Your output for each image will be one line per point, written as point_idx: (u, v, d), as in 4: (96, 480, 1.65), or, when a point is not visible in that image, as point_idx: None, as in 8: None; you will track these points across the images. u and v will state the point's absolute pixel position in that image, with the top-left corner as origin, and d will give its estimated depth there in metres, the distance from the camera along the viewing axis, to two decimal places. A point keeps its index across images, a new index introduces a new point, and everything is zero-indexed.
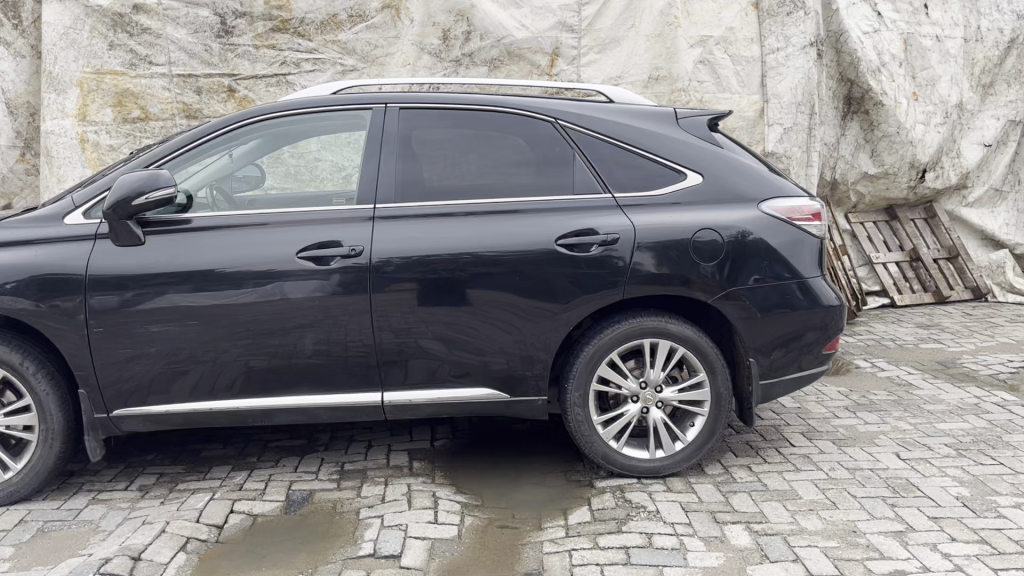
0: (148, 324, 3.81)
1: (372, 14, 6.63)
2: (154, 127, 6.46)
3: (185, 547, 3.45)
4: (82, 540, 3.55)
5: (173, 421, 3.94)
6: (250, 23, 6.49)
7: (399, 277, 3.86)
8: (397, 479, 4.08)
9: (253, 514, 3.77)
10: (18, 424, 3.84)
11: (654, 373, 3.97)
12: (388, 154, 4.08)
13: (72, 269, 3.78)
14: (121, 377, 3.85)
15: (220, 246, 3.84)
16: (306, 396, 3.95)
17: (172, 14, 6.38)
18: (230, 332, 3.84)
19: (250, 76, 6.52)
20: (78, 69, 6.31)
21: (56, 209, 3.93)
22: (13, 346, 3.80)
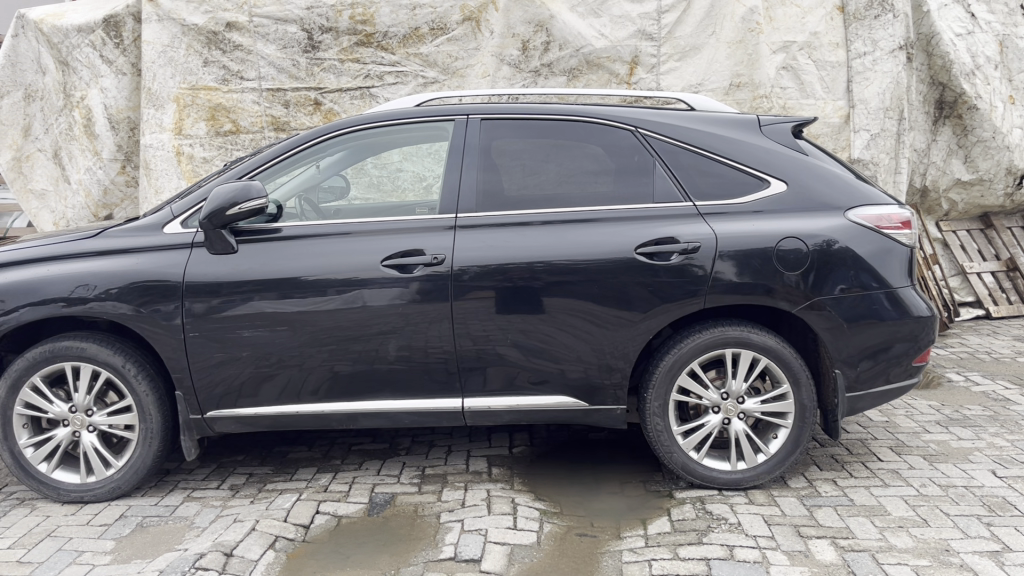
0: (240, 329, 3.96)
1: (453, 27, 6.72)
2: (245, 139, 6.70)
3: (274, 545, 3.58)
4: (177, 536, 3.71)
5: (261, 423, 4.09)
6: (335, 37, 6.66)
7: (478, 285, 3.92)
8: (476, 485, 4.13)
9: (338, 515, 3.87)
10: (120, 423, 4.02)
11: (736, 384, 3.92)
12: (470, 164, 4.14)
13: (170, 276, 3.97)
14: (214, 380, 4.01)
15: (307, 254, 3.97)
16: (388, 400, 4.04)
17: (262, 30, 6.61)
18: (316, 338, 3.97)
19: (336, 89, 6.69)
20: (175, 86, 6.60)
21: (156, 219, 4.12)
22: (117, 348, 4.00)
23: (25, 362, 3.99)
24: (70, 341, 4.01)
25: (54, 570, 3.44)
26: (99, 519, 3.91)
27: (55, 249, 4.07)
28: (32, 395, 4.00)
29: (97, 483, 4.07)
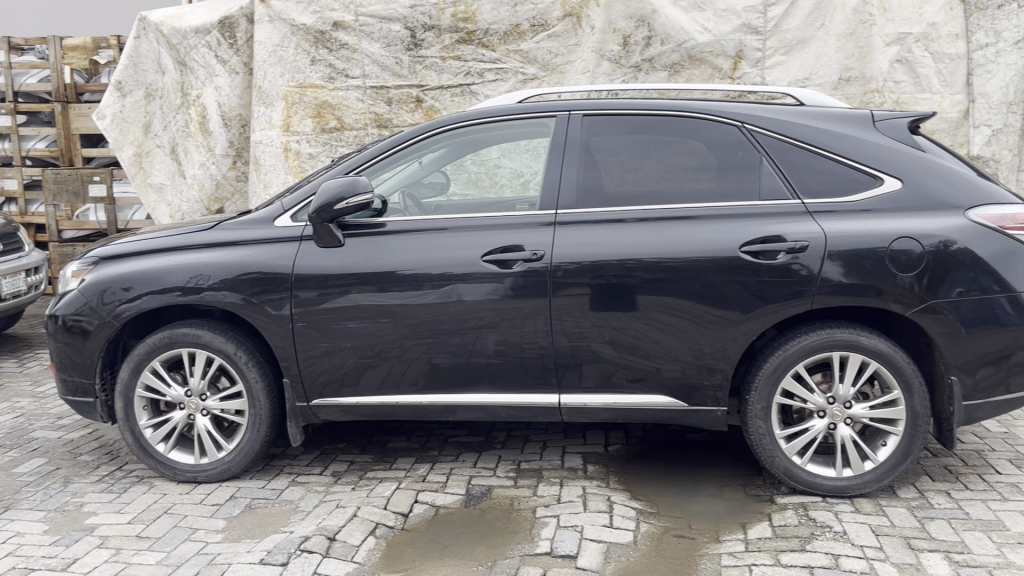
0: (345, 320, 4.08)
1: (553, 23, 6.67)
2: (349, 136, 6.84)
3: (375, 532, 3.68)
4: (283, 519, 3.85)
5: (363, 412, 4.19)
6: (437, 35, 6.73)
7: (577, 282, 3.92)
8: (572, 481, 4.13)
9: (436, 505, 3.94)
10: (231, 408, 4.19)
11: (843, 388, 3.80)
12: (571, 161, 4.14)
13: (280, 268, 4.11)
14: (319, 370, 4.14)
15: (410, 249, 4.05)
16: (486, 394, 4.08)
17: (367, 29, 6.74)
18: (416, 331, 4.04)
19: (437, 86, 6.76)
20: (284, 84, 6.82)
21: (267, 213, 4.27)
22: (229, 336, 4.18)
23: (146, 347, 4.21)
24: (187, 328, 4.21)
25: (170, 546, 3.63)
26: (211, 499, 4.09)
27: (174, 241, 4.28)
28: (152, 378, 4.22)
29: (209, 465, 4.25)
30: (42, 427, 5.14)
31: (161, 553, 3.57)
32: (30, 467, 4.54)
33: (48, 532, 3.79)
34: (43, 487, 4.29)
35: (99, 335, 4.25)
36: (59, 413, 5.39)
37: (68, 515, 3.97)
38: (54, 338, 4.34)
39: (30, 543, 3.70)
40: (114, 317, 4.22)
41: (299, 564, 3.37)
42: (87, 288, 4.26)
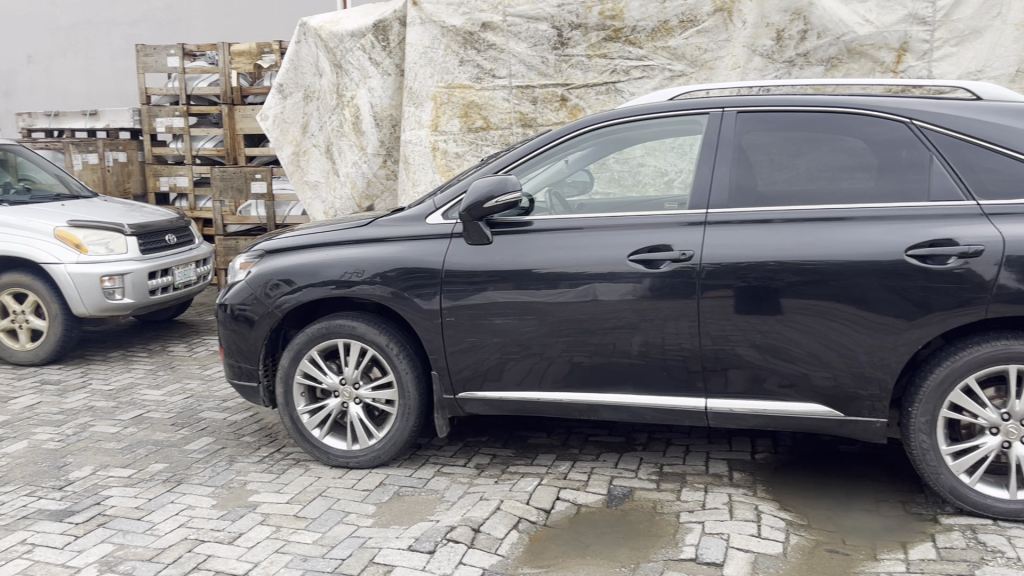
0: (492, 317, 4.15)
1: (703, 18, 6.48)
2: (494, 136, 6.89)
3: (518, 526, 3.73)
4: (430, 507, 3.97)
5: (508, 407, 4.25)
6: (584, 33, 6.66)
7: (727, 283, 3.83)
8: (717, 487, 4.03)
9: (578, 503, 3.94)
10: (382, 398, 4.35)
11: (1019, 405, 3.53)
12: (723, 160, 4.04)
13: (431, 263, 4.23)
14: (465, 364, 4.23)
15: (557, 247, 4.08)
16: (630, 394, 4.04)
17: (515, 29, 6.76)
18: (561, 328, 4.06)
19: (582, 84, 6.69)
20: (433, 85, 6.95)
21: (420, 210, 4.40)
22: (381, 328, 4.34)
23: (305, 337, 4.44)
24: (343, 320, 4.40)
25: (326, 527, 3.81)
26: (362, 484, 4.26)
27: (332, 236, 4.48)
28: (310, 366, 4.44)
29: (361, 451, 4.43)
30: (209, 408, 5.52)
31: (316, 533, 3.76)
32: (199, 445, 4.88)
33: (216, 507, 4.06)
34: (211, 464, 4.59)
35: (263, 324, 4.51)
36: (223, 395, 5.76)
37: (233, 492, 4.24)
38: (223, 326, 4.64)
39: (200, 516, 3.97)
40: (277, 307, 4.47)
41: (445, 553, 3.48)
42: (253, 279, 4.53)
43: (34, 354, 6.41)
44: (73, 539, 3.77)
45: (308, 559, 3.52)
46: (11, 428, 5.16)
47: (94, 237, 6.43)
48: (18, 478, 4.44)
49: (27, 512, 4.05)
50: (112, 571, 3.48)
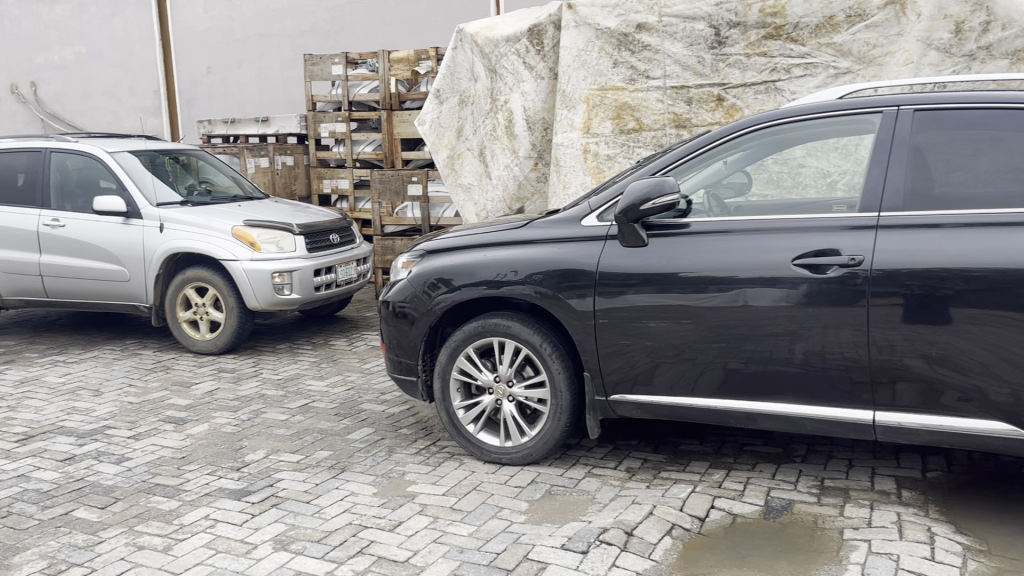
0: (646, 320, 4.12)
1: (873, 12, 6.21)
2: (647, 137, 6.72)
3: (671, 532, 3.69)
4: (582, 507, 3.99)
5: (660, 411, 4.20)
6: (743, 32, 6.48)
7: (898, 290, 3.64)
8: (884, 505, 3.83)
9: (733, 513, 3.85)
10: (535, 397, 4.41)
11: None
12: (898, 160, 3.83)
13: (586, 265, 4.25)
14: (618, 366, 4.22)
15: (716, 250, 4.00)
16: (791, 404, 3.91)
17: (671, 30, 6.64)
18: (717, 333, 3.99)
19: (740, 84, 6.48)
20: (586, 87, 6.88)
21: (576, 212, 4.42)
22: (536, 328, 4.39)
23: (462, 335, 4.56)
24: (498, 319, 4.49)
25: (481, 520, 3.91)
26: (515, 481, 4.33)
27: (490, 237, 4.57)
28: (466, 363, 4.56)
29: (513, 448, 4.51)
30: (369, 400, 5.77)
31: (472, 526, 3.86)
32: (360, 435, 5.11)
33: (377, 494, 4.25)
34: (372, 454, 4.81)
35: (422, 322, 4.68)
36: (381, 389, 6.01)
37: (393, 481, 4.42)
38: (385, 322, 4.84)
39: (363, 502, 4.17)
40: (436, 306, 4.62)
41: (598, 554, 3.49)
42: (415, 278, 4.70)
43: (213, 344, 6.92)
44: (250, 517, 4.04)
45: (464, 551, 3.62)
46: (194, 412, 5.59)
47: (267, 236, 6.88)
48: (201, 458, 4.81)
49: (209, 489, 4.38)
50: (285, 549, 3.71)
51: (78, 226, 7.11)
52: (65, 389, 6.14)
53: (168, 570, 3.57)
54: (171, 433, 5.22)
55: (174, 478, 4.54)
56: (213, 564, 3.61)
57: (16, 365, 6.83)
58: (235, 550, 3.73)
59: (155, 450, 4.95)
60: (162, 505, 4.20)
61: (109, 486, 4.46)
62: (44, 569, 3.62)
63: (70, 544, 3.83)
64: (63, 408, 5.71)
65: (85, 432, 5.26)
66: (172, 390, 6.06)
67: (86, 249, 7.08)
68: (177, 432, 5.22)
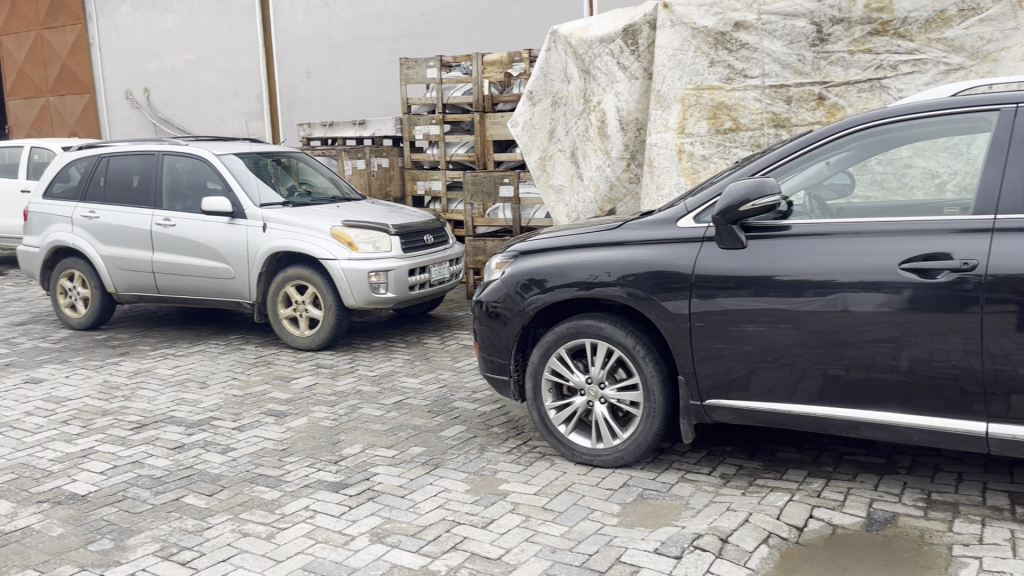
0: (743, 324, 4.05)
1: (988, 6, 5.93)
2: (745, 137, 6.59)
3: (768, 540, 3.61)
4: (675, 512, 3.95)
5: (756, 418, 4.11)
6: (847, 28, 6.28)
7: (1014, 298, 3.48)
8: (997, 522, 3.66)
9: (833, 524, 3.74)
10: (627, 399, 4.38)
11: None
12: (1016, 161, 3.66)
13: (682, 267, 4.20)
14: (713, 371, 4.16)
15: (818, 253, 3.89)
16: (895, 413, 3.77)
17: (770, 27, 6.48)
18: (818, 339, 3.88)
19: (843, 82, 6.29)
20: (681, 87, 6.78)
21: (672, 214, 4.38)
22: (629, 330, 4.36)
23: (554, 335, 4.57)
24: (591, 320, 4.48)
25: (572, 521, 3.92)
26: (606, 483, 4.32)
27: (584, 238, 4.57)
28: (558, 364, 4.57)
29: (605, 450, 4.49)
30: (461, 398, 5.85)
31: (564, 526, 3.87)
32: (453, 433, 5.19)
33: (470, 491, 4.31)
34: (464, 451, 4.87)
35: (515, 322, 4.71)
36: (473, 387, 6.09)
37: (485, 479, 4.47)
38: (478, 321, 4.90)
39: (456, 498, 4.23)
40: (529, 306, 4.65)
41: (693, 560, 3.46)
42: (508, 279, 4.74)
43: (311, 340, 7.14)
44: (348, 509, 4.16)
45: (557, 551, 3.64)
46: (294, 405, 5.78)
47: (364, 236, 7.06)
48: (300, 451, 4.98)
49: (309, 481, 4.53)
50: (382, 541, 3.80)
51: (188, 225, 7.45)
52: (174, 381, 6.45)
53: (271, 557, 3.71)
54: (273, 426, 5.41)
55: (276, 468, 4.72)
56: (313, 553, 3.73)
57: (130, 357, 7.21)
58: (334, 540, 3.84)
59: (258, 442, 5.14)
60: (265, 494, 4.37)
61: (216, 475, 4.65)
62: (157, 551, 3.81)
63: (181, 529, 4.02)
64: (173, 399, 5.99)
65: (193, 422, 5.50)
66: (273, 384, 6.29)
67: (195, 247, 7.41)
68: (278, 425, 5.42)
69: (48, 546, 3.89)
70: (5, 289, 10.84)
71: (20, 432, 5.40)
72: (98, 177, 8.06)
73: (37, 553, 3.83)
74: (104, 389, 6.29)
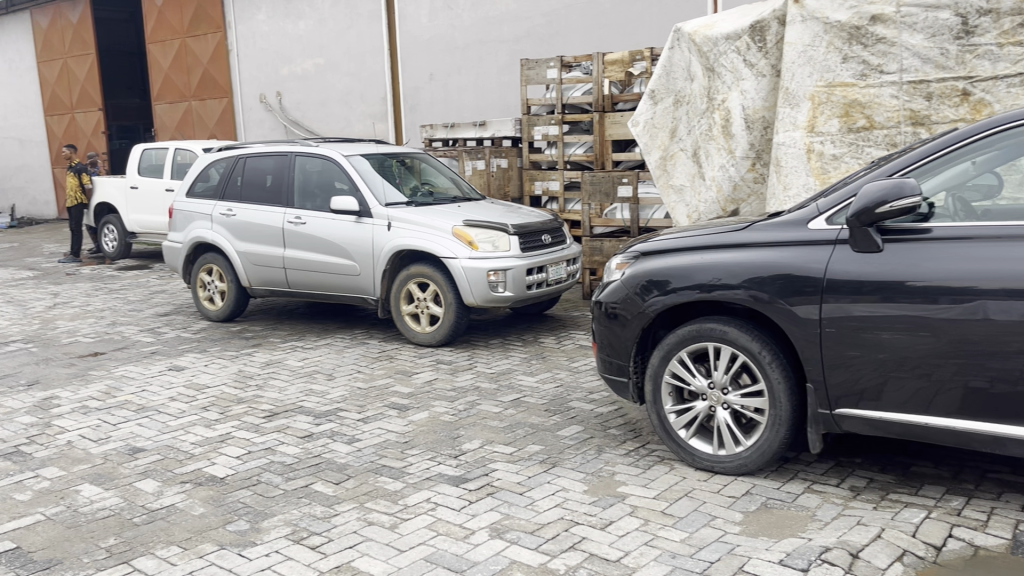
0: (878, 331, 3.88)
1: None
2: (879, 136, 6.29)
3: (902, 559, 3.45)
4: (801, 523, 3.83)
5: (891, 429, 3.93)
6: (996, 19, 5.91)
7: None
8: None
9: (974, 545, 3.53)
10: (751, 406, 4.26)
11: None
12: None
13: (812, 270, 4.06)
14: (844, 379, 4.00)
15: (963, 257, 3.68)
16: None
17: (909, 20, 6.18)
18: (960, 349, 3.68)
19: (991, 77, 5.94)
20: (812, 84, 6.54)
21: (802, 215, 4.24)
22: (754, 334, 4.25)
23: (676, 338, 4.50)
24: (714, 324, 4.38)
25: (693, 527, 3.85)
26: (728, 490, 4.23)
27: (708, 240, 4.48)
28: (680, 368, 4.49)
29: (727, 457, 4.39)
30: (578, 398, 5.86)
31: (684, 532, 3.81)
32: (571, 432, 5.20)
33: (588, 492, 4.31)
34: (582, 452, 4.88)
35: (635, 324, 4.67)
36: (590, 388, 6.08)
37: (603, 480, 4.46)
38: (597, 322, 4.88)
39: (574, 498, 4.24)
40: (650, 308, 4.59)
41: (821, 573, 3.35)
42: (629, 280, 4.70)
43: (431, 336, 7.31)
44: (468, 503, 4.24)
45: (677, 557, 3.59)
46: (415, 400, 5.93)
47: (484, 236, 7.17)
48: (422, 444, 5.10)
49: (430, 474, 4.63)
50: (501, 537, 3.85)
51: (317, 224, 7.75)
52: (303, 372, 6.73)
53: (394, 546, 3.82)
54: (396, 418, 5.57)
55: (399, 460, 4.85)
56: (434, 545, 3.81)
57: (262, 348, 7.57)
58: (454, 533, 3.92)
59: (381, 434, 5.30)
60: (389, 485, 4.51)
61: (342, 464, 4.83)
62: (289, 534, 3.98)
63: (310, 514, 4.19)
64: (302, 390, 6.26)
65: (321, 412, 5.73)
66: (395, 378, 6.48)
67: (323, 244, 7.71)
68: (401, 418, 5.57)
69: (190, 524, 4.14)
70: (151, 281, 11.59)
71: (165, 416, 5.77)
72: (235, 176, 8.50)
73: (180, 530, 4.08)
74: (239, 378, 6.64)
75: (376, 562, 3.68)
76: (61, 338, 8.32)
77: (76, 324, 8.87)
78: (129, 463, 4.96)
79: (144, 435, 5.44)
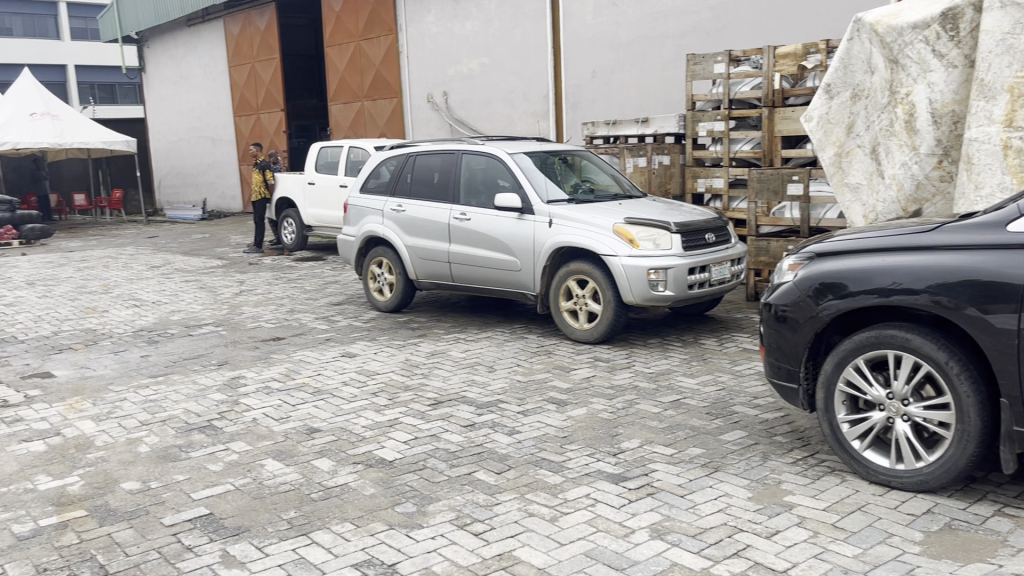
0: None
1: None
2: None
3: None
4: (990, 549, 3.55)
5: None
6: None
7: None
8: None
9: None
10: (935, 419, 3.98)
11: None
12: None
13: (1012, 277, 3.78)
14: None
15: None
16: None
17: None
18: None
19: None
20: (1012, 75, 6.04)
21: (1000, 217, 3.96)
22: (941, 343, 3.97)
23: (852, 344, 4.28)
24: (895, 330, 4.13)
25: (867, 543, 3.66)
26: (906, 508, 3.99)
27: (893, 240, 4.24)
28: (855, 376, 4.26)
29: (906, 472, 4.14)
30: (741, 403, 5.69)
31: (857, 548, 3.63)
32: (734, 437, 5.07)
33: (752, 499, 4.18)
34: (745, 458, 4.74)
35: (808, 328, 4.48)
36: (754, 393, 5.89)
37: (768, 488, 4.32)
38: (766, 324, 4.72)
39: (738, 504, 4.13)
40: (824, 312, 4.40)
41: None
42: (802, 281, 4.52)
43: (590, 333, 7.32)
44: (628, 502, 4.22)
45: (850, 573, 3.43)
46: (574, 395, 5.97)
47: (645, 233, 7.10)
48: (581, 439, 5.13)
49: (590, 470, 4.65)
50: (662, 538, 3.82)
51: (481, 220, 7.95)
52: (465, 363, 6.93)
53: (555, 539, 3.87)
54: (555, 413, 5.63)
55: (559, 454, 4.91)
56: (594, 541, 3.83)
57: (427, 338, 7.86)
58: (614, 531, 3.92)
59: (541, 427, 5.38)
60: (549, 478, 4.56)
61: (503, 454, 4.94)
62: (453, 519, 4.12)
63: (473, 501, 4.32)
64: (465, 380, 6.46)
65: (482, 403, 5.88)
66: (554, 372, 6.55)
67: (486, 240, 7.90)
68: (560, 413, 5.62)
69: (362, 503, 4.36)
70: (324, 272, 12.27)
71: (338, 400, 6.11)
72: (405, 174, 8.86)
73: (353, 508, 4.31)
74: (406, 366, 6.93)
75: (537, 553, 3.74)
76: (246, 322, 8.98)
77: (259, 310, 9.54)
78: (307, 442, 5.29)
79: (320, 416, 5.78)
